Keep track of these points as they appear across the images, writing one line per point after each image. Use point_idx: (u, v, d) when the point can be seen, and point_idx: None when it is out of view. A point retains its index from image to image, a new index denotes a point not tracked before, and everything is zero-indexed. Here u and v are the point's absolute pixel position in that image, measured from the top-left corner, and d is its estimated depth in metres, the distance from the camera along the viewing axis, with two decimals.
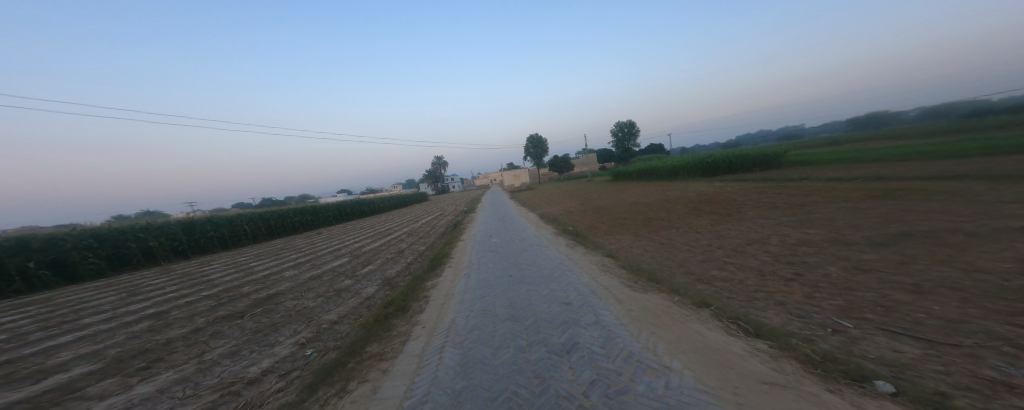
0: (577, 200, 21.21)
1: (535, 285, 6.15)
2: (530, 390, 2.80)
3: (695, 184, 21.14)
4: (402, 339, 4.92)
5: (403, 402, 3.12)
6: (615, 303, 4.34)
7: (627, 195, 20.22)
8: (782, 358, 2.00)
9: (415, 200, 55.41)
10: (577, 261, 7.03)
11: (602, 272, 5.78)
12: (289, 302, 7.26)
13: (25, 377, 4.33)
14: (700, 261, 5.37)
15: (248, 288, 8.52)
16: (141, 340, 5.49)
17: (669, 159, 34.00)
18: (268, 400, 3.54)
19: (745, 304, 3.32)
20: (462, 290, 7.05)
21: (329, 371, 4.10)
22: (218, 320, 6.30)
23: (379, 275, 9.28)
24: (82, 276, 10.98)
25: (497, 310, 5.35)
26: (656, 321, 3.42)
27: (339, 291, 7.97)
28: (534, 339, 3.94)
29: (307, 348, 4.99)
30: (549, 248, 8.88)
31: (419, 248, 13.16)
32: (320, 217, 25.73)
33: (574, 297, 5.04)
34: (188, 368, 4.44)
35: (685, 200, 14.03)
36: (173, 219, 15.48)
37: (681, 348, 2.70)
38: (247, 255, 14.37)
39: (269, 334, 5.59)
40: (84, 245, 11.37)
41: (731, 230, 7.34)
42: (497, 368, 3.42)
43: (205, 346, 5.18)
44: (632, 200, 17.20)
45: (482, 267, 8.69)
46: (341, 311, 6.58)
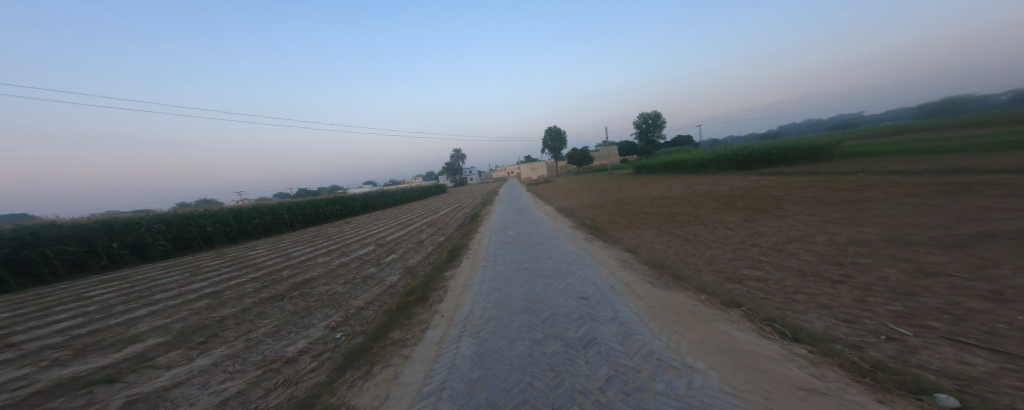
0: (596, 193, 20.84)
1: (551, 279, 6.13)
2: (545, 383, 2.80)
3: (729, 177, 20.13)
4: (421, 327, 5.06)
5: (422, 388, 3.20)
6: (634, 299, 4.25)
7: (652, 189, 19.63)
8: (823, 365, 1.88)
9: (435, 191, 56.33)
10: (595, 255, 6.93)
11: (621, 268, 5.67)
12: (321, 287, 7.63)
13: (110, 345, 4.84)
14: (730, 259, 5.14)
15: (286, 272, 9.06)
16: (199, 316, 5.96)
17: (700, 151, 32.50)
18: (303, 379, 3.74)
19: (782, 306, 3.15)
20: (479, 281, 7.14)
21: (355, 354, 4.28)
22: (263, 301, 6.71)
23: (400, 264, 9.59)
24: (155, 257, 12.07)
25: (514, 303, 5.38)
26: (679, 320, 3.31)
27: (365, 278, 8.30)
28: (550, 333, 3.94)
29: (337, 332, 5.22)
30: (567, 242, 8.81)
31: (439, 239, 13.41)
32: (348, 207, 26.76)
33: (591, 292, 4.98)
34: (238, 344, 4.76)
35: (717, 194, 13.42)
36: (226, 206, 16.63)
37: (705, 348, 2.61)
38: (284, 241, 15.27)
39: (303, 316, 5.90)
40: (156, 228, 12.46)
41: (768, 228, 6.96)
42: (513, 360, 3.44)
43: (251, 325, 5.54)
44: (656, 194, 16.68)
45: (499, 259, 8.76)
46: (367, 297, 6.85)
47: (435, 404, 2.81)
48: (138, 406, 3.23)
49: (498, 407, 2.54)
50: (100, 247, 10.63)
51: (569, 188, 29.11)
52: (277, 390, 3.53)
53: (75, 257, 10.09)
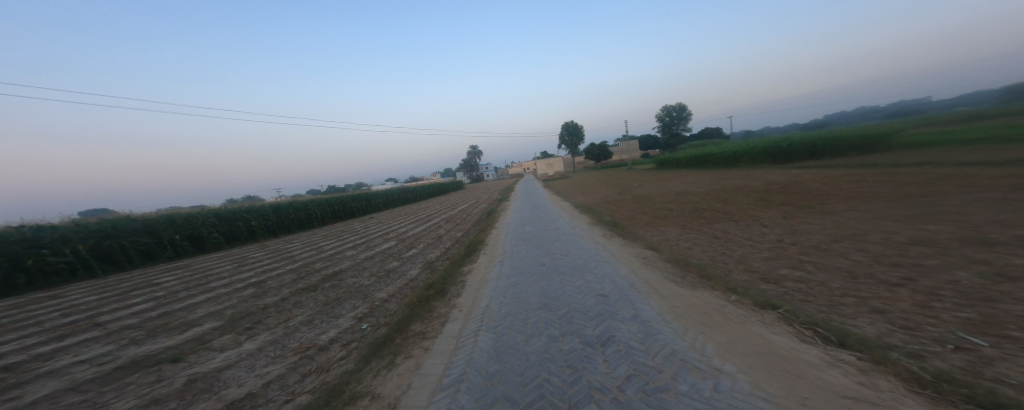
0: (615, 189, 20.47)
1: (568, 276, 6.06)
2: (562, 379, 2.77)
3: (767, 172, 19.09)
4: (441, 320, 5.14)
5: (441, 380, 3.26)
6: (656, 298, 4.13)
7: (677, 184, 19.03)
8: (874, 373, 1.75)
9: (452, 188, 57.16)
10: (615, 252, 6.78)
11: (643, 265, 5.53)
12: (349, 279, 7.94)
13: (173, 328, 5.36)
14: (765, 258, 4.89)
15: (318, 264, 9.51)
16: (243, 304, 6.40)
17: (732, 144, 30.96)
18: (334, 366, 3.94)
19: (825, 309, 2.96)
20: (496, 276, 7.18)
21: (380, 344, 4.42)
22: (299, 291, 7.07)
23: (420, 258, 9.78)
24: (210, 248, 12.99)
25: (530, 299, 5.36)
26: (705, 320, 3.19)
27: (388, 271, 8.55)
28: (568, 329, 3.89)
29: (363, 322, 5.42)
30: (585, 238, 8.68)
31: (456, 234, 13.60)
32: (372, 202, 27.66)
33: (611, 289, 4.88)
34: (277, 331, 5.05)
35: (751, 189, 12.77)
36: (268, 202, 17.61)
37: (735, 351, 2.50)
38: (316, 235, 16.08)
39: (333, 307, 6.16)
40: (211, 222, 13.44)
41: (811, 225, 6.55)
42: (529, 355, 3.43)
43: (290, 313, 5.86)
44: (682, 189, 16.14)
45: (516, 255, 8.76)
46: (391, 290, 7.02)
47: (454, 395, 2.87)
48: (193, 385, 3.57)
49: (515, 401, 2.55)
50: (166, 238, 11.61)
51: (589, 183, 28.73)
52: (310, 376, 3.74)
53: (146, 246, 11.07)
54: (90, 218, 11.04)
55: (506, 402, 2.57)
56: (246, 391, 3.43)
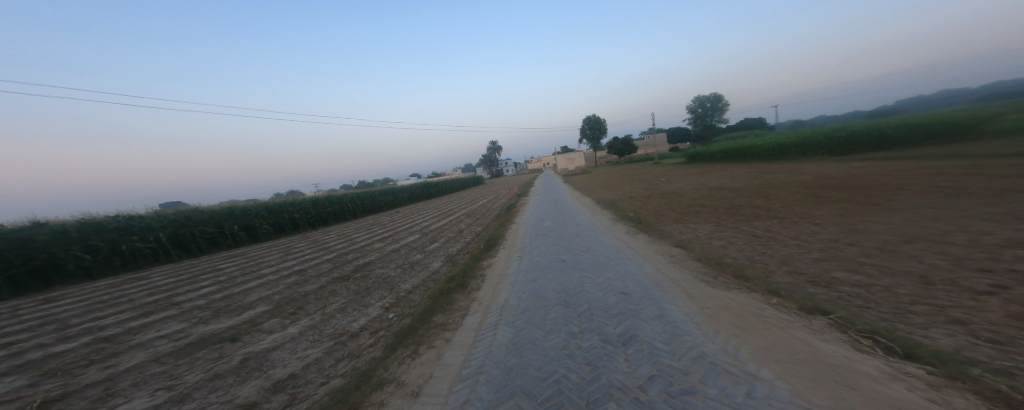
0: (641, 184, 19.80)
1: (589, 272, 5.98)
2: (581, 376, 2.74)
3: (816, 165, 17.65)
4: (461, 312, 5.22)
5: (461, 371, 3.31)
6: (683, 298, 3.97)
7: (711, 179, 18.11)
8: (946, 389, 1.57)
9: (474, 183, 57.94)
10: (639, 249, 6.57)
11: (669, 264, 5.33)
12: (377, 269, 8.29)
13: (232, 309, 6.15)
14: (816, 260, 4.50)
15: (350, 255, 10.06)
16: (286, 290, 7.01)
17: (776, 135, 28.81)
18: (363, 353, 4.28)
19: (889, 317, 2.67)
20: (515, 271, 7.19)
21: (404, 333, 4.60)
22: (334, 280, 7.50)
23: (443, 252, 10.00)
24: (259, 237, 14.74)
25: (550, 294, 5.31)
26: (739, 323, 3.02)
27: (412, 263, 8.84)
28: (588, 327, 3.82)
29: (390, 312, 5.66)
30: (607, 234, 8.49)
31: (477, 229, 13.75)
32: (399, 197, 28.62)
33: (634, 287, 4.76)
34: (315, 317, 5.56)
35: (799, 185, 11.82)
36: (307, 196, 19.29)
37: (775, 357, 2.33)
38: (348, 228, 17.01)
39: (362, 296, 6.47)
40: (261, 214, 15.19)
41: (873, 225, 5.94)
42: (548, 351, 3.40)
43: (326, 300, 6.34)
44: (716, 184, 15.30)
45: (536, 250, 8.74)
46: (414, 282, 7.24)
47: (473, 387, 2.93)
48: (248, 363, 4.16)
49: (532, 395, 2.56)
50: (225, 228, 13.39)
51: (613, 178, 28.13)
52: (343, 361, 4.13)
53: (210, 235, 12.87)
54: (169, 209, 13.08)
55: (524, 396, 2.59)
56: (290, 372, 3.92)
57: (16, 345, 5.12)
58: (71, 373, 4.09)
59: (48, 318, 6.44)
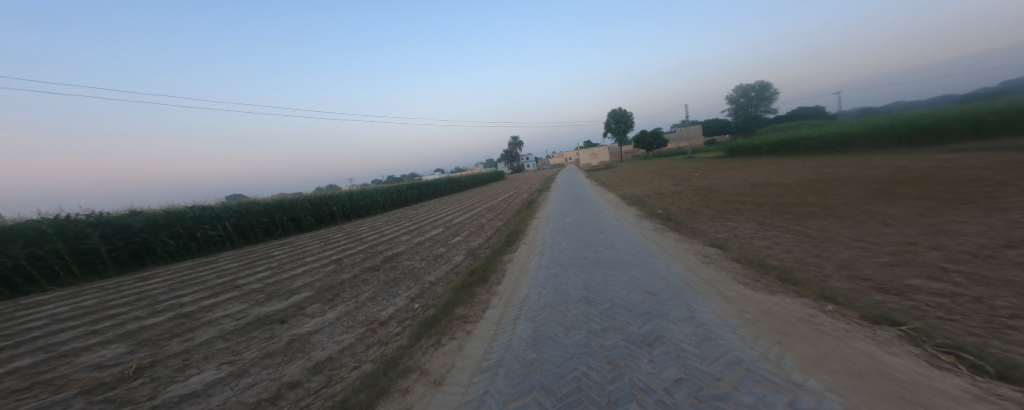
0: (671, 179, 18.99)
1: (612, 270, 5.80)
2: (601, 374, 2.68)
3: (877, 160, 16.02)
4: (482, 306, 5.26)
5: (481, 363, 3.35)
6: (718, 300, 3.75)
7: (752, 174, 17.00)
8: None
9: (495, 178, 58.27)
10: (667, 248, 6.29)
11: (702, 264, 5.03)
12: (404, 261, 8.55)
13: (281, 293, 6.61)
14: (883, 265, 4.06)
15: (381, 246, 10.46)
16: (326, 278, 7.43)
17: (833, 127, 26.37)
18: (391, 341, 4.42)
19: (978, 332, 2.36)
20: (535, 266, 7.15)
21: (429, 324, 4.71)
22: (366, 270, 7.83)
23: (464, 246, 10.12)
24: (306, 228, 15.83)
25: (570, 291, 5.22)
26: (785, 330, 2.79)
27: (436, 256, 9.03)
28: (610, 325, 3.72)
29: (415, 303, 5.82)
30: (633, 232, 8.20)
31: (498, 223, 13.81)
32: (423, 192, 29.38)
33: (660, 287, 4.57)
34: (349, 305, 5.83)
35: (860, 182, 10.74)
36: (342, 190, 20.39)
37: (828, 368, 2.13)
38: (378, 221, 17.70)
39: (391, 287, 6.69)
40: (307, 206, 16.28)
41: (959, 228, 5.26)
42: (567, 348, 3.34)
43: (359, 289, 6.63)
44: (759, 180, 14.30)
45: (558, 246, 8.63)
46: (437, 274, 7.40)
47: (493, 379, 2.96)
48: (293, 344, 4.47)
49: (551, 391, 2.55)
50: (279, 218, 14.50)
51: (642, 173, 27.23)
52: (372, 348, 4.28)
53: (267, 225, 14.00)
54: (231, 201, 14.33)
55: (542, 391, 2.59)
56: (327, 355, 4.14)
57: (118, 317, 5.89)
58: (158, 344, 4.67)
59: (142, 293, 7.33)
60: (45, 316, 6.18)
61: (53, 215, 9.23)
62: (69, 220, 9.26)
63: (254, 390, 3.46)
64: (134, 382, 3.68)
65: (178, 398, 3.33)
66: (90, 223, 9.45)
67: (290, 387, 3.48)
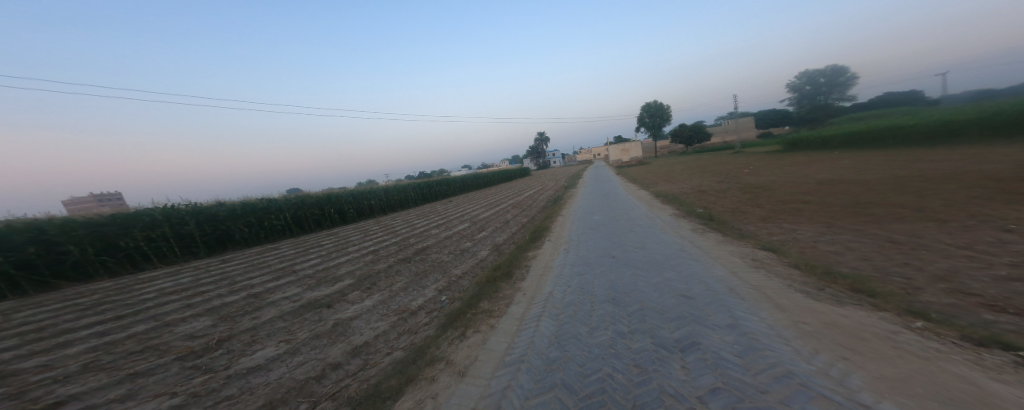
0: (715, 177, 17.72)
1: (642, 271, 5.55)
2: (627, 377, 2.58)
3: (980, 156, 13.67)
4: (506, 300, 5.25)
5: (504, 357, 3.38)
6: (769, 309, 3.43)
7: (812, 172, 15.37)
8: None
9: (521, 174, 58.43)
10: (706, 250, 5.88)
11: (747, 267, 4.63)
12: (433, 254, 8.77)
13: (327, 279, 7.06)
14: (993, 278, 3.42)
15: (413, 239, 10.85)
16: (365, 267, 7.82)
17: (924, 117, 22.95)
18: (419, 330, 4.54)
19: None
20: (560, 264, 7.03)
21: (455, 316, 4.78)
22: (399, 261, 8.12)
23: (489, 241, 10.18)
24: (351, 220, 16.98)
25: (596, 291, 5.06)
26: (853, 347, 2.48)
27: (462, 250, 9.17)
28: (639, 328, 3.55)
29: (443, 295, 5.93)
30: (667, 231, 7.78)
31: (522, 219, 13.78)
32: (452, 187, 30.07)
33: (697, 292, 4.28)
34: (384, 293, 6.06)
35: (956, 182, 9.22)
36: (379, 185, 21.51)
37: (907, 392, 1.86)
38: (410, 215, 18.38)
39: (421, 278, 6.88)
40: (352, 200, 17.44)
41: None
42: (592, 348, 3.25)
43: (393, 279, 6.88)
44: (822, 178, 12.85)
45: (584, 244, 8.40)
46: (464, 268, 7.52)
47: (515, 374, 2.97)
48: (336, 328, 4.73)
49: (574, 390, 2.51)
50: (328, 211, 15.73)
51: (682, 169, 25.80)
52: (404, 336, 4.42)
53: (319, 216, 15.28)
54: (290, 194, 15.81)
55: (564, 390, 2.56)
56: (366, 340, 4.34)
57: (207, 293, 6.70)
58: (234, 320, 5.24)
59: (226, 273, 8.26)
60: (156, 289, 7.26)
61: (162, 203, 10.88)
62: (173, 208, 10.88)
63: (304, 368, 3.72)
64: (215, 352, 4.20)
65: (246, 371, 3.72)
66: (187, 211, 11.00)
67: (332, 367, 3.69)
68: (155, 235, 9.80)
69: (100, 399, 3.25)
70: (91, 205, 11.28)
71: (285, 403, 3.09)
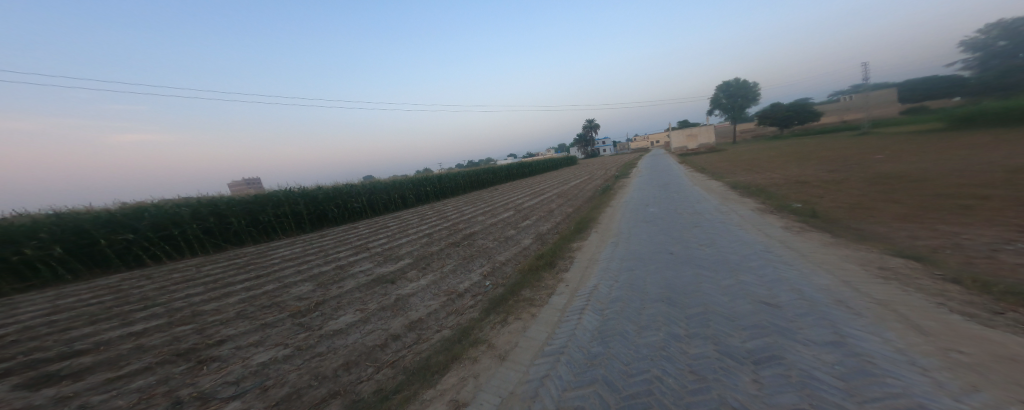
0: (815, 166, 14.96)
1: (708, 272, 4.95)
2: (680, 383, 2.26)
3: None
4: (549, 290, 5.08)
5: (543, 347, 3.26)
6: (902, 333, 2.71)
7: (965, 156, 11.96)
8: None
9: (568, 163, 57.39)
10: (804, 253, 4.97)
11: (863, 279, 3.76)
12: (479, 240, 8.90)
13: (390, 258, 7.58)
14: None
15: (463, 225, 11.19)
16: (421, 249, 8.23)
17: None
18: (463, 311, 4.62)
19: None
20: (607, 257, 6.61)
21: (497, 301, 4.77)
22: (449, 245, 8.39)
23: (533, 230, 10.02)
24: (412, 205, 18.24)
25: (647, 288, 4.63)
26: None
27: (506, 237, 9.16)
28: (699, 332, 3.11)
29: (486, 280, 5.96)
30: (746, 229, 6.80)
31: (568, 210, 13.35)
32: (498, 176, 30.44)
33: (785, 300, 3.64)
34: (435, 274, 6.31)
35: None
36: (436, 173, 22.69)
37: None
38: (460, 201, 19.01)
39: (468, 262, 7.03)
40: (412, 186, 18.70)
41: None
42: (640, 348, 2.94)
43: (442, 261, 7.10)
44: (983, 166, 9.90)
45: (636, 237, 7.82)
46: (507, 255, 7.49)
47: (554, 364, 2.83)
48: (397, 303, 5.01)
49: (616, 388, 2.30)
50: (394, 196, 17.10)
51: (767, 157, 22.41)
52: (451, 316, 4.52)
53: (388, 201, 16.72)
54: (366, 180, 17.54)
55: (605, 386, 2.36)
56: (420, 316, 4.52)
57: (309, 262, 7.70)
58: (327, 286, 5.91)
59: (321, 246, 9.42)
60: (283, 255, 8.59)
61: (289, 188, 12.97)
62: (292, 191, 12.87)
63: (372, 336, 3.98)
64: (315, 313, 4.76)
65: (333, 332, 4.13)
66: (300, 193, 12.89)
67: (392, 338, 3.90)
68: (280, 212, 11.74)
69: (244, 341, 3.96)
70: (238, 189, 14.16)
71: (357, 365, 3.33)
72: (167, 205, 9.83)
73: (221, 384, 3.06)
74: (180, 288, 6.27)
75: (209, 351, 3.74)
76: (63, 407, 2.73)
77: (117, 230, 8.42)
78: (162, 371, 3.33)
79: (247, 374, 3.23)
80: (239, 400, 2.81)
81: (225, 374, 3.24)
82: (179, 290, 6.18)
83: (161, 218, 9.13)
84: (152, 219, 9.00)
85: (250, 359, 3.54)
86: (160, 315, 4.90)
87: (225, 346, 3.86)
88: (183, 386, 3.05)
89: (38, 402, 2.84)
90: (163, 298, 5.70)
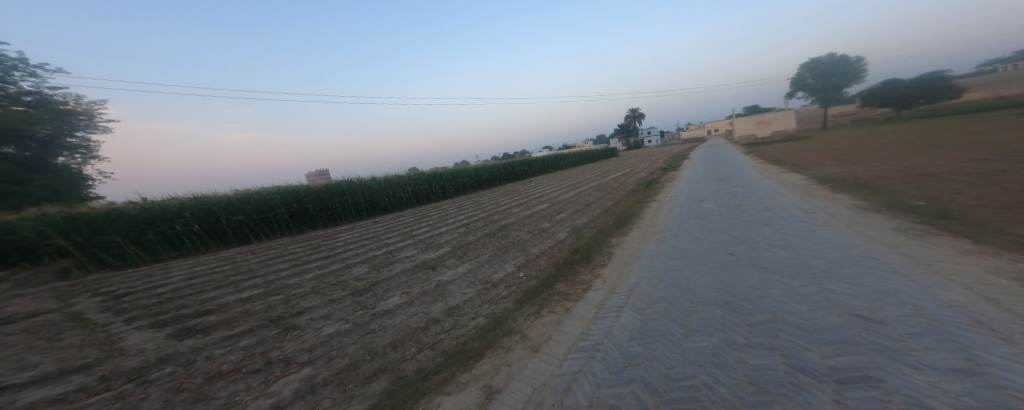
0: (938, 157, 12.30)
1: (778, 277, 4.37)
2: (735, 393, 1.99)
3: None
4: (585, 285, 4.86)
5: (577, 342, 3.11)
6: None
7: None
8: None
9: (609, 155, 55.26)
10: (926, 262, 4.13)
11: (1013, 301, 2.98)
12: (513, 232, 8.87)
13: (431, 245, 7.88)
14: None
15: (499, 216, 11.26)
16: (459, 238, 8.44)
17: None
18: (498, 301, 4.62)
19: None
20: (651, 255, 6.18)
21: (532, 293, 4.69)
22: (484, 236, 8.49)
23: (568, 223, 9.74)
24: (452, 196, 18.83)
25: (699, 290, 4.23)
26: None
27: (541, 230, 9.03)
28: (763, 342, 2.73)
29: (520, 271, 5.92)
30: (829, 232, 5.89)
31: (607, 203, 12.78)
32: (534, 168, 30.21)
33: (891, 317, 3.04)
34: (472, 263, 6.42)
35: None
36: (475, 164, 23.16)
37: None
38: (496, 193, 19.15)
39: (503, 253, 7.04)
40: (452, 178, 19.31)
41: None
42: (687, 352, 2.66)
43: (478, 251, 7.21)
44: None
45: (686, 235, 7.21)
46: (542, 248, 7.36)
47: (589, 360, 2.68)
48: (437, 289, 5.15)
49: (656, 390, 2.11)
50: (436, 187, 17.76)
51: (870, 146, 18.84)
52: (486, 304, 4.54)
53: (431, 191, 17.43)
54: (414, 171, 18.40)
55: (645, 388, 2.17)
56: (458, 302, 4.60)
57: (365, 246, 8.31)
58: (380, 269, 6.32)
59: (374, 232, 10.10)
60: (344, 239, 9.36)
61: (353, 178, 14.12)
62: (352, 181, 13.93)
63: (416, 318, 4.14)
64: (371, 292, 5.09)
65: (384, 311, 4.37)
66: (359, 183, 13.92)
67: (433, 322, 4.01)
68: (345, 200, 12.81)
69: (317, 314, 4.34)
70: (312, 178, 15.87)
71: (403, 344, 3.47)
72: (264, 192, 11.13)
73: (299, 350, 3.38)
74: (272, 263, 7.16)
75: (291, 319, 4.17)
76: (194, 358, 3.21)
77: (233, 212, 9.76)
78: (260, 333, 3.77)
79: (318, 344, 3.53)
80: (312, 366, 3.07)
81: (302, 342, 3.57)
82: (270, 265, 7.03)
83: (263, 202, 10.43)
84: (258, 202, 10.33)
85: (320, 330, 3.87)
86: (259, 285, 5.60)
87: (305, 316, 4.28)
88: (273, 349, 3.42)
89: (180, 350, 3.40)
90: (261, 271, 6.54)
